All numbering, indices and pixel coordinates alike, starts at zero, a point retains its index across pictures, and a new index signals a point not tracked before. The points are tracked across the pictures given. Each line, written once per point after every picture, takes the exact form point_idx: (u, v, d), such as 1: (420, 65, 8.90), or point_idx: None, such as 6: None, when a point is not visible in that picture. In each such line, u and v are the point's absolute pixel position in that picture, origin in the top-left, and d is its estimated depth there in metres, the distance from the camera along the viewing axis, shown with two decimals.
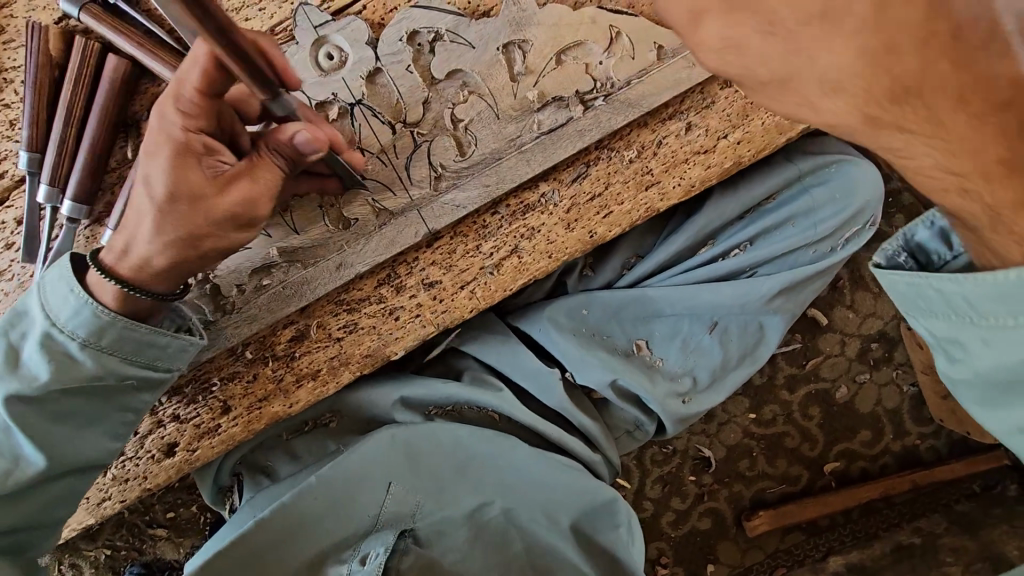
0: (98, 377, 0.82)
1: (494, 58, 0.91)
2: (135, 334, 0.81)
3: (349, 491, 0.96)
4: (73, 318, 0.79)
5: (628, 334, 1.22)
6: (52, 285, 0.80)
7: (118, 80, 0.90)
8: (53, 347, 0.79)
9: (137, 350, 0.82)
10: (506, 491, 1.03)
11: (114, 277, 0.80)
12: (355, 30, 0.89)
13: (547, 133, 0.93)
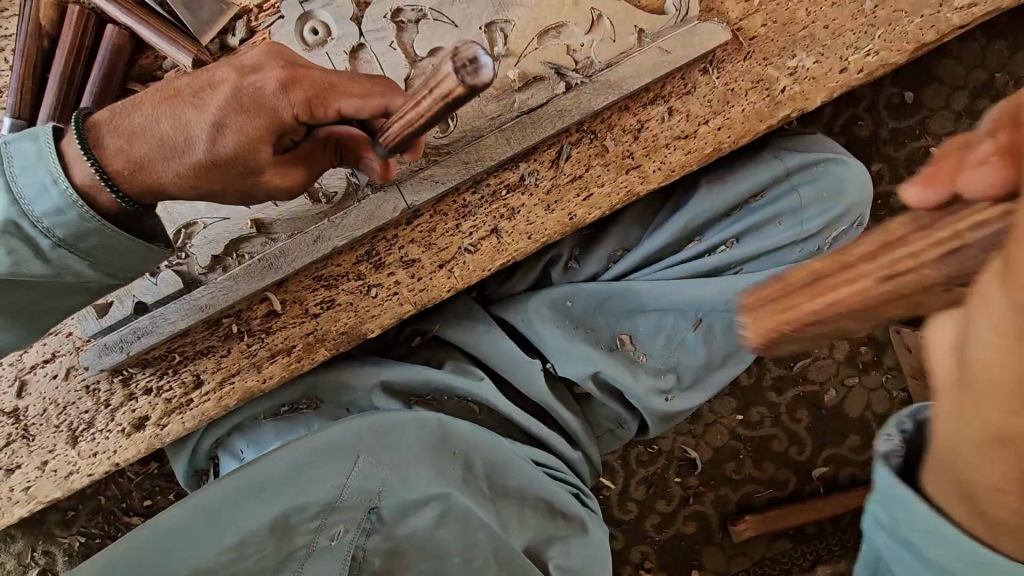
0: (56, 275, 0.76)
1: (476, 37, 0.92)
2: (113, 242, 0.75)
3: (319, 459, 0.96)
4: (52, 214, 0.71)
5: (611, 328, 1.21)
6: (22, 163, 0.71)
7: (107, 46, 0.92)
8: (15, 237, 0.71)
9: (105, 256, 0.76)
10: (473, 476, 1.01)
11: (108, 180, 0.72)
12: (340, 6, 0.91)
13: (526, 113, 0.93)
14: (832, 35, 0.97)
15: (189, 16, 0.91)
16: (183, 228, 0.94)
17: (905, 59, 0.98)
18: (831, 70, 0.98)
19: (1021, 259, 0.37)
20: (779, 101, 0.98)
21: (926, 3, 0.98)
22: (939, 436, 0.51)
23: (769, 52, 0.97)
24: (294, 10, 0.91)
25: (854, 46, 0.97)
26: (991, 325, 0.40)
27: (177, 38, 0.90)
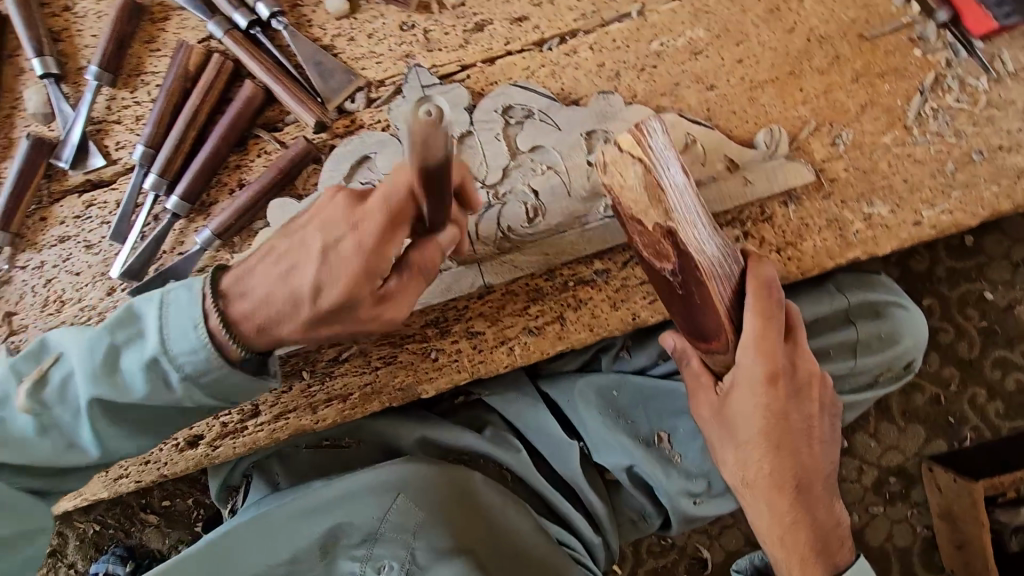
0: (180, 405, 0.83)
1: (576, 142, 0.98)
2: (230, 378, 0.82)
3: (361, 495, 0.98)
4: (185, 354, 0.79)
5: (651, 422, 1.24)
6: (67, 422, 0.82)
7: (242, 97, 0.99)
8: (155, 370, 0.80)
9: (224, 389, 0.83)
10: (499, 543, 1.01)
11: (233, 332, 0.80)
12: (456, 96, 0.99)
13: (611, 216, 0.99)
14: (910, 190, 1.02)
15: (321, 82, 1.01)
16: None
17: (979, 222, 1.02)
18: (906, 222, 1.02)
19: (748, 346, 0.93)
20: (850, 242, 1.02)
21: (1005, 174, 1.02)
22: (723, 454, 1.01)
23: (847, 196, 1.02)
24: (415, 93, 1.00)
25: (930, 202, 1.02)
26: (756, 395, 0.95)
27: (306, 101, 1.00)
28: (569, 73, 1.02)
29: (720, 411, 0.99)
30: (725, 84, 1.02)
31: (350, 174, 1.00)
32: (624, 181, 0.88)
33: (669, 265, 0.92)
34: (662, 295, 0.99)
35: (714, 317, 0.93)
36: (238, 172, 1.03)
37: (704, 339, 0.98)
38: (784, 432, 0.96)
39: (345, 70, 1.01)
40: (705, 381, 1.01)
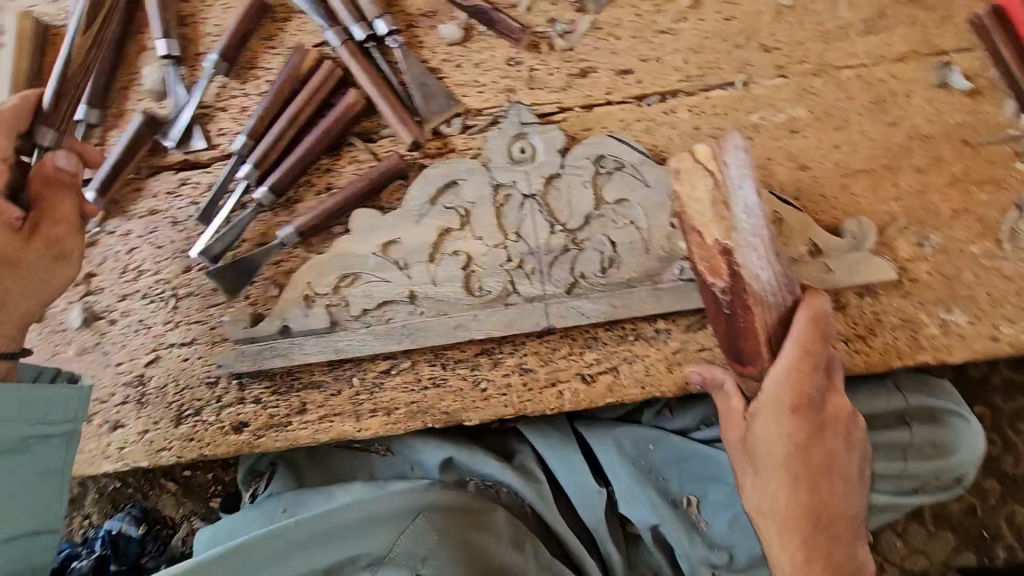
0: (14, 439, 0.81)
1: (662, 201, 0.99)
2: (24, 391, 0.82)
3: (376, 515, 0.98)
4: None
5: (683, 484, 1.22)
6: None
7: (344, 104, 1.02)
8: None
9: (33, 408, 0.83)
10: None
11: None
12: (552, 138, 1.00)
13: (685, 281, 0.98)
14: (993, 304, 1.00)
15: (423, 102, 1.03)
16: (345, 277, 1.01)
17: None
18: (983, 334, 1.00)
19: (777, 371, 0.85)
20: (922, 346, 1.00)
21: None
22: (744, 487, 0.90)
23: (925, 299, 1.01)
24: (512, 129, 1.01)
25: (1011, 319, 1.00)
26: (778, 425, 0.84)
27: (406, 119, 1.02)
28: (665, 131, 1.03)
29: (743, 436, 0.88)
30: (818, 167, 1.02)
31: (435, 195, 1.01)
32: (693, 191, 0.84)
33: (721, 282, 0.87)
34: (710, 317, 0.94)
35: (749, 336, 0.87)
36: (326, 175, 1.05)
37: (742, 360, 0.91)
38: (804, 465, 0.83)
39: (448, 94, 1.04)
40: (733, 403, 0.93)
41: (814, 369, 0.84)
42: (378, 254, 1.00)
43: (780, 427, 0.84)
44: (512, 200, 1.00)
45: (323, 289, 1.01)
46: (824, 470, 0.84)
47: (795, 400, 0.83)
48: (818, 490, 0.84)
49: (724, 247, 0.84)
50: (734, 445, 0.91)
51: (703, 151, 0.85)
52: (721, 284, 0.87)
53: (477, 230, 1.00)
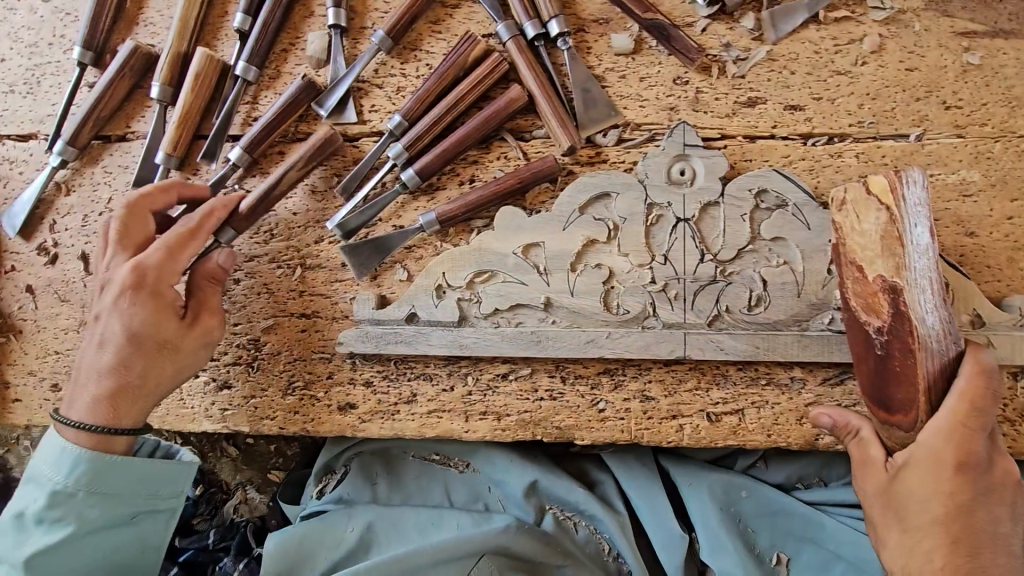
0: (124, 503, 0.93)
1: (822, 246, 0.94)
2: (142, 467, 0.94)
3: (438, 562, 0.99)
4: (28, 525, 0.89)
5: (773, 542, 1.16)
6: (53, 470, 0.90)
7: (505, 99, 1.00)
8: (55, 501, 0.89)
9: (145, 483, 0.94)
10: None
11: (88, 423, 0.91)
12: (715, 164, 0.96)
13: (834, 332, 0.94)
14: None
15: (583, 109, 1.01)
16: (479, 274, 0.98)
17: None
18: None
19: (937, 425, 0.77)
20: None
21: None
22: (883, 542, 0.84)
23: None
24: (674, 149, 0.97)
25: None
26: (937, 483, 0.78)
27: (566, 123, 1.00)
28: (828, 174, 0.99)
29: (888, 489, 0.83)
30: (987, 235, 0.97)
31: (586, 205, 0.98)
32: (859, 223, 0.78)
33: (878, 322, 0.80)
34: (856, 356, 0.88)
35: (904, 385, 0.79)
36: (472, 166, 1.04)
37: (887, 409, 0.84)
38: (959, 529, 0.78)
39: (610, 105, 1.01)
40: (874, 452, 0.86)
41: (980, 427, 0.77)
42: (518, 255, 0.98)
43: (940, 485, 0.78)
44: (663, 221, 0.97)
45: (456, 282, 0.99)
46: (982, 534, 0.78)
47: (957, 458, 0.77)
48: (975, 555, 0.78)
49: (893, 286, 0.76)
50: (873, 496, 0.85)
51: (869, 182, 0.76)
52: (879, 324, 0.80)
53: (623, 247, 0.97)
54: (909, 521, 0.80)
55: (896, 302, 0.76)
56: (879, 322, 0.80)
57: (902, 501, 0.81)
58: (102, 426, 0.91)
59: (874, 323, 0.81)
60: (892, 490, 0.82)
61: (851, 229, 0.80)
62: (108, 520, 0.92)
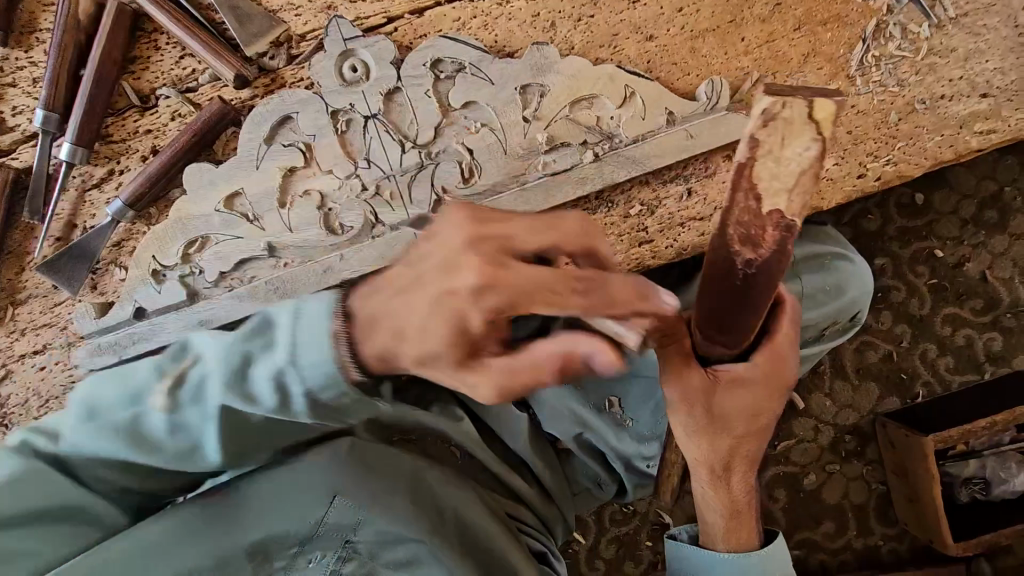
0: (198, 453, 0.68)
1: (510, 97, 0.93)
2: (254, 428, 0.69)
3: (269, 502, 0.83)
4: (316, 370, 0.62)
5: (602, 389, 1.20)
6: (306, 325, 0.62)
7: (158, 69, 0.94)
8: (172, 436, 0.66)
9: (269, 432, 0.71)
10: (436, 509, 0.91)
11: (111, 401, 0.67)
12: (381, 50, 0.92)
13: (549, 176, 0.94)
14: (854, 141, 1.00)
15: (239, 27, 0.92)
16: (194, 241, 0.92)
17: (921, 174, 1.02)
18: (850, 174, 1.01)
19: (767, 349, 0.75)
20: None
21: (947, 124, 1.01)
22: (691, 445, 0.83)
23: None
24: (336, 47, 0.91)
25: (874, 154, 1.01)
26: (752, 395, 0.77)
27: (223, 53, 0.92)
28: (502, 23, 0.95)
29: (704, 411, 0.77)
30: (665, 34, 0.97)
31: (271, 135, 0.92)
32: (780, 150, 0.57)
33: (752, 250, 0.60)
34: (700, 282, 0.65)
35: (754, 315, 0.66)
36: (150, 137, 0.96)
37: (722, 328, 0.68)
38: (744, 427, 0.81)
39: (265, 15, 0.94)
40: (689, 363, 0.72)
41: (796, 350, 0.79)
42: (222, 210, 0.92)
43: (757, 396, 0.77)
44: (353, 124, 0.93)
45: (172, 261, 0.92)
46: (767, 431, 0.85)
47: (779, 373, 0.77)
48: (760, 445, 0.86)
49: (788, 225, 0.58)
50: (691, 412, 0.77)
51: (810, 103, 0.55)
52: (748, 256, 0.60)
53: (323, 163, 0.92)
54: (723, 427, 0.80)
55: (785, 232, 0.58)
56: (753, 254, 0.60)
57: (705, 413, 0.78)
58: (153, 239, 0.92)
59: (745, 252, 0.60)
60: (703, 410, 0.77)
61: (769, 154, 0.57)
62: (176, 454, 0.68)
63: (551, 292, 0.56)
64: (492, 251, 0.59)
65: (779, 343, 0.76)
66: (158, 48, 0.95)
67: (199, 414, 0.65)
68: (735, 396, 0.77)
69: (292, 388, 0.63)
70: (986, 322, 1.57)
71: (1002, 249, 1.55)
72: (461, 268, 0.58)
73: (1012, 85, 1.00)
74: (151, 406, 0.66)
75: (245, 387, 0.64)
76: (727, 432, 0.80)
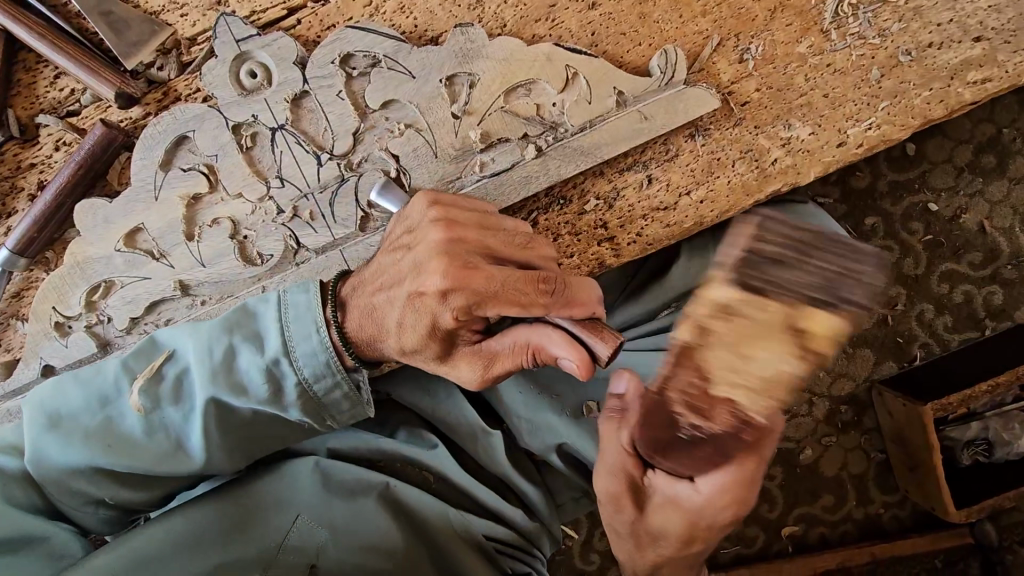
0: (177, 451, 0.76)
1: (435, 90, 0.81)
2: (239, 422, 0.76)
3: (235, 527, 0.84)
4: (308, 356, 0.74)
5: (576, 390, 1.07)
6: (296, 315, 0.75)
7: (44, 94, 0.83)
8: (158, 427, 0.75)
9: (245, 425, 0.76)
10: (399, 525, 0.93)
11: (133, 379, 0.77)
12: (282, 48, 0.79)
13: (489, 177, 0.83)
14: (832, 104, 0.88)
15: (114, 37, 0.80)
16: (98, 287, 0.82)
17: (909, 134, 0.89)
18: (829, 143, 0.89)
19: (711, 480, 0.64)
20: (769, 174, 0.89)
21: (936, 75, 0.88)
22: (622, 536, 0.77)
23: (763, 120, 0.88)
24: (229, 50, 0.79)
25: (855, 117, 0.89)
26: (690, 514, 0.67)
27: (100, 70, 0.80)
28: (422, 5, 0.83)
29: (635, 519, 0.72)
30: (608, 1, 0.85)
31: (167, 160, 0.81)
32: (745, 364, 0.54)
33: (695, 413, 0.57)
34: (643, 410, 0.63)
35: (702, 461, 0.61)
36: (34, 171, 0.85)
37: (660, 453, 0.63)
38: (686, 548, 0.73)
39: (146, 19, 0.81)
40: (623, 469, 0.69)
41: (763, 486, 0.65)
42: (123, 250, 0.82)
43: (688, 517, 0.67)
44: (259, 139, 0.81)
45: (74, 311, 0.83)
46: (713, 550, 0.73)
47: (724, 507, 0.65)
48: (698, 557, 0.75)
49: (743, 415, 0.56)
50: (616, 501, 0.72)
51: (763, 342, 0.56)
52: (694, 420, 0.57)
53: (229, 188, 0.81)
54: (653, 531, 0.72)
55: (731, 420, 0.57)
56: (696, 418, 0.57)
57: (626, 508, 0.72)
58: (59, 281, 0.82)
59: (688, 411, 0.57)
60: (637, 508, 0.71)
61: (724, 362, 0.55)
62: (153, 455, 0.75)
63: (518, 294, 0.66)
64: (464, 255, 0.67)
65: (730, 483, 0.63)
66: (31, 69, 0.83)
67: (183, 413, 0.75)
68: (666, 503, 0.68)
69: (279, 373, 0.74)
70: (985, 276, 1.43)
71: (1002, 196, 1.41)
72: (427, 272, 0.67)
73: (1008, 24, 0.87)
74: (126, 405, 0.76)
75: (228, 380, 0.74)
76: (658, 538, 0.72)
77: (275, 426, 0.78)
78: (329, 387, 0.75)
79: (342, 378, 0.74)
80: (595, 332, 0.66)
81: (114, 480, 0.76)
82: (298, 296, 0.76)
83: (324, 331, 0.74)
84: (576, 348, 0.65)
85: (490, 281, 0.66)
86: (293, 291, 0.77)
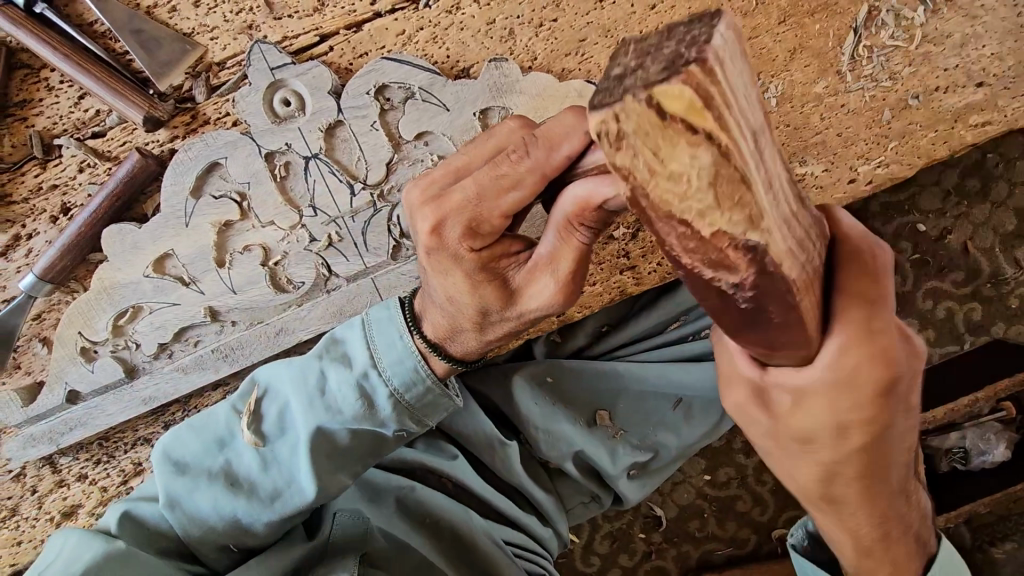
0: (266, 484, 0.79)
1: (468, 123, 0.82)
2: (330, 441, 0.78)
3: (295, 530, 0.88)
4: (395, 365, 0.76)
5: (591, 403, 1.11)
6: (379, 328, 0.78)
7: (69, 116, 0.82)
8: (248, 464, 0.80)
9: (329, 446, 0.78)
10: (428, 516, 0.96)
11: (223, 424, 0.82)
12: (316, 77, 0.79)
13: None
14: (845, 144, 0.93)
15: (145, 57, 0.78)
16: (123, 312, 0.82)
17: (914, 173, 0.94)
18: (840, 180, 0.94)
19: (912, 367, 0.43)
20: None
21: (941, 118, 0.93)
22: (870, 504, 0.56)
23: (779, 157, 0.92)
24: (262, 77, 0.78)
25: (865, 156, 0.93)
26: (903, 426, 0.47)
27: (126, 92, 0.78)
28: (454, 35, 0.83)
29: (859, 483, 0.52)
30: (637, 37, 0.86)
31: (197, 186, 0.80)
32: None
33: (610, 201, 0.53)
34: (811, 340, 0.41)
35: (793, 328, 0.40)
36: (56, 193, 0.83)
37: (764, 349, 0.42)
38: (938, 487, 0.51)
39: (176, 38, 0.79)
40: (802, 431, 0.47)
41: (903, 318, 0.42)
42: (152, 275, 0.81)
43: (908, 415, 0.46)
44: (293, 167, 0.81)
45: (98, 335, 0.82)
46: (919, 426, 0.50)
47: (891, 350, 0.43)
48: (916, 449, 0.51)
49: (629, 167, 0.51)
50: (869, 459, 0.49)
51: None
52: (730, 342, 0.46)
53: (261, 215, 0.81)
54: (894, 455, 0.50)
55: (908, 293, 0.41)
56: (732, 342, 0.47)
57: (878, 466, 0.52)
58: (77, 309, 0.81)
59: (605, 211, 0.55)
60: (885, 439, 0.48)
61: None
62: (237, 493, 0.79)
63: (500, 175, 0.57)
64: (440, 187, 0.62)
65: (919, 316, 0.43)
66: (51, 88, 0.81)
67: (288, 445, 0.79)
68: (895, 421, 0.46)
69: (375, 387, 0.77)
70: (966, 294, 1.28)
71: (985, 219, 1.24)
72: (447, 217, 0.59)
73: (1009, 70, 0.92)
74: (235, 449, 0.80)
75: (329, 403, 0.77)
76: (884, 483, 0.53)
77: (379, 445, 0.80)
78: (423, 393, 0.77)
79: (433, 382, 0.76)
80: (577, 205, 0.54)
81: (197, 528, 0.79)
82: (377, 313, 0.78)
83: (412, 341, 0.76)
84: (616, 185, 0.51)
85: (467, 193, 0.59)
86: (374, 310, 0.80)
